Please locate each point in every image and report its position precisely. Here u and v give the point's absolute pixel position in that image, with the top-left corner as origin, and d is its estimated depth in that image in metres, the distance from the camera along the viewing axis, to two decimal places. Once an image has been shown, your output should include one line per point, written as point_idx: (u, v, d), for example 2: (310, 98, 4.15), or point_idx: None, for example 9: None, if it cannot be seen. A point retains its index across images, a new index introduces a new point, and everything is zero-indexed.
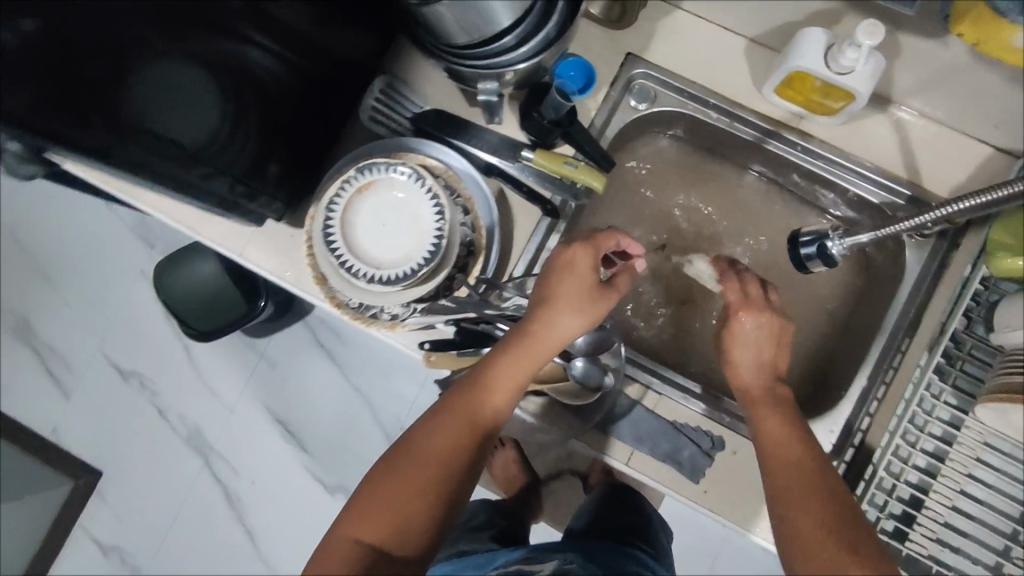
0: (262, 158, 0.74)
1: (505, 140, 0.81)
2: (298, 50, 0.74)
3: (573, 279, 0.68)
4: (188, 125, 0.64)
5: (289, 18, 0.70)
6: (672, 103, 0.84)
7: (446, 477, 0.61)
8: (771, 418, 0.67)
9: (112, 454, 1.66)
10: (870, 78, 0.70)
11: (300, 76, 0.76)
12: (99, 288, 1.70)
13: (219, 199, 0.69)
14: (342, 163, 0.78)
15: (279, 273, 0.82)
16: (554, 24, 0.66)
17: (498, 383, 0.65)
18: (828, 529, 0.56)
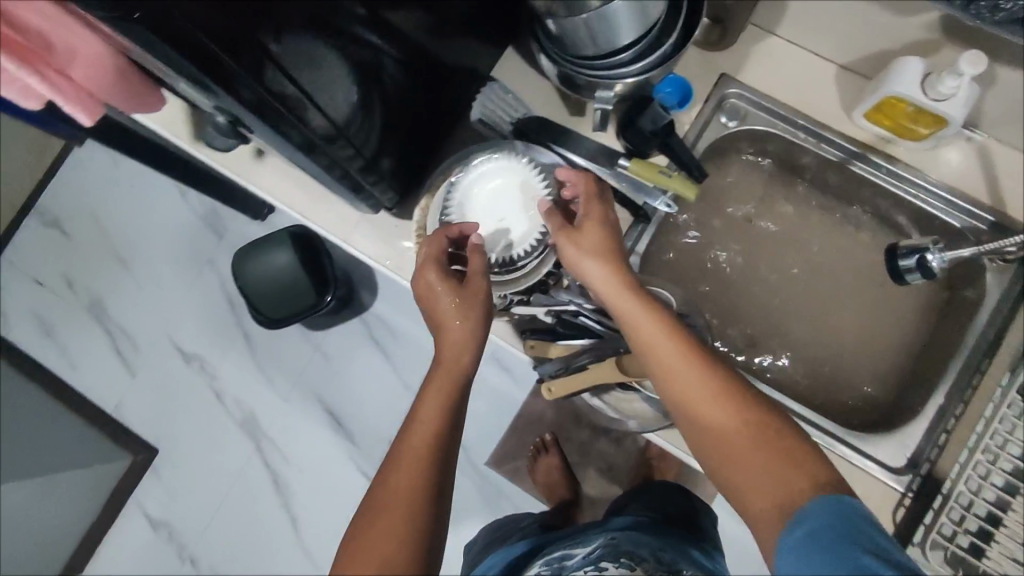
0: (379, 152, 0.79)
1: (603, 148, 0.86)
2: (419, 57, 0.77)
3: (442, 291, 0.70)
4: (336, 108, 0.69)
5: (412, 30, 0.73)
6: (761, 123, 0.88)
7: (406, 505, 0.58)
8: (629, 301, 0.66)
9: (168, 433, 1.73)
10: (966, 105, 0.73)
11: (420, 82, 0.80)
12: (169, 273, 1.78)
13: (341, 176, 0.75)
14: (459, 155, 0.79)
15: (381, 260, 0.87)
16: (671, 43, 0.72)
17: (427, 411, 0.64)
18: (742, 450, 0.59)
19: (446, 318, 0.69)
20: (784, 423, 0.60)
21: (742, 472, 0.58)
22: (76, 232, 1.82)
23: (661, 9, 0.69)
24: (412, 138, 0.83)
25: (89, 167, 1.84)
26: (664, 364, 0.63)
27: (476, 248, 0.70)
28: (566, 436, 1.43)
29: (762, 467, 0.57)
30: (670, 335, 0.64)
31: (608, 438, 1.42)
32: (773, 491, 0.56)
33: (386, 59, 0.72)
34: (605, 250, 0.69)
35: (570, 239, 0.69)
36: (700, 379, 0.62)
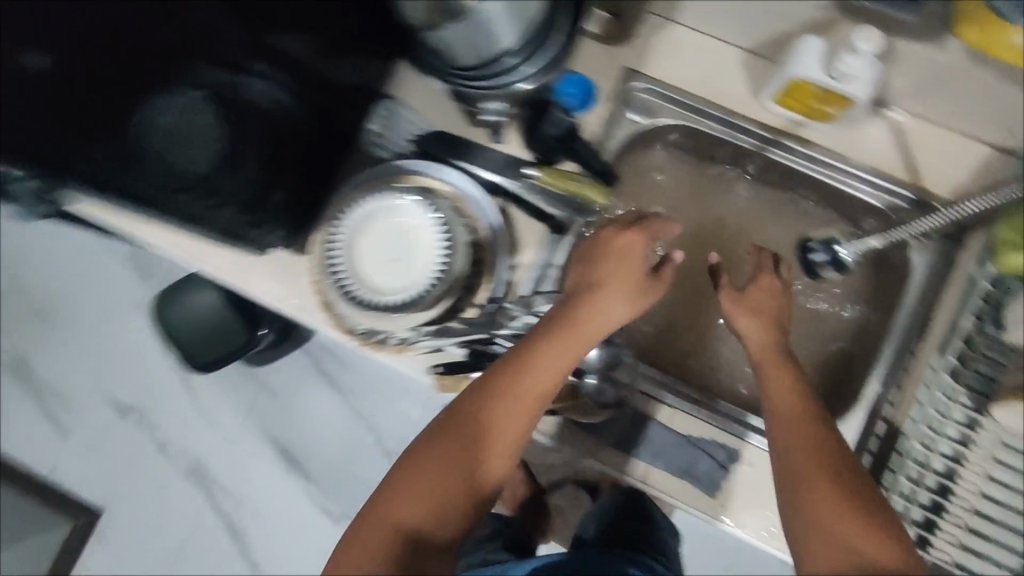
0: (268, 187, 0.74)
1: (509, 159, 0.81)
2: (310, 83, 0.74)
3: (620, 262, 0.68)
4: (184, 155, 0.76)
5: (294, 49, 0.73)
6: (671, 115, 0.84)
7: (434, 507, 0.57)
8: (783, 378, 0.66)
9: (110, 492, 1.63)
10: (869, 83, 0.70)
11: (314, 105, 0.75)
12: (95, 322, 1.67)
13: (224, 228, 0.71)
14: (354, 183, 0.78)
15: (281, 301, 0.81)
16: (557, 43, 0.68)
17: (505, 415, 0.61)
18: (843, 521, 0.55)
19: (601, 306, 0.66)
20: (892, 513, 0.57)
21: (817, 542, 0.56)
22: None
23: (541, 6, 0.65)
24: (308, 169, 0.77)
25: None
26: (787, 411, 0.64)
27: (667, 265, 0.68)
28: None
29: (867, 544, 0.54)
30: (797, 392, 0.65)
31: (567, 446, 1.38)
32: (848, 563, 0.54)
33: (252, 81, 0.75)
34: (766, 312, 0.73)
35: (754, 288, 0.75)
36: (827, 442, 0.60)
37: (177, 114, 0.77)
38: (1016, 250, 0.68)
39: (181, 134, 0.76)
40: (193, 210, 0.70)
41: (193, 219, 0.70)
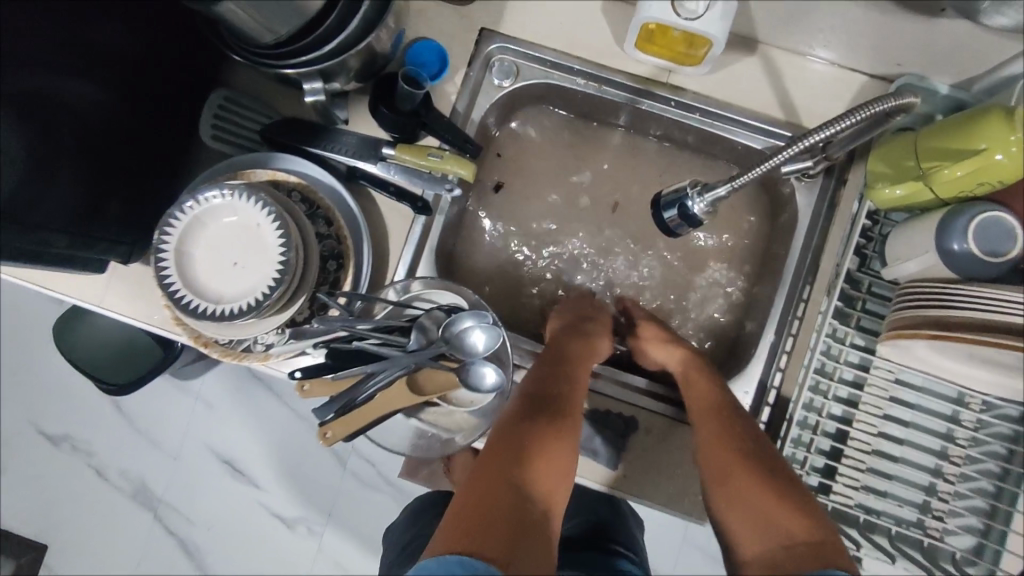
0: (101, 197, 0.68)
1: (363, 141, 0.74)
2: (123, 75, 0.68)
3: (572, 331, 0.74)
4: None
5: (107, 42, 0.66)
6: (537, 76, 0.79)
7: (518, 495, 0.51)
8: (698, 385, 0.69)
9: (56, 525, 1.58)
10: (722, 21, 0.66)
11: (127, 104, 0.69)
12: (16, 353, 1.61)
13: (62, 258, 0.66)
14: (208, 176, 0.72)
15: (142, 318, 0.76)
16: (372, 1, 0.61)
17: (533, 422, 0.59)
18: (758, 501, 0.54)
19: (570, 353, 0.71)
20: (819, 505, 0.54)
21: (742, 525, 0.54)
22: None
23: None
24: (142, 170, 0.73)
25: None
26: (704, 420, 0.65)
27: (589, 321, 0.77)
28: None
29: (777, 523, 0.52)
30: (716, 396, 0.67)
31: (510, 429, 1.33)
32: (776, 542, 0.51)
33: (55, 85, 0.61)
34: (668, 336, 0.75)
35: (647, 329, 0.76)
36: (742, 442, 0.60)
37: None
38: (886, 182, 0.66)
39: None
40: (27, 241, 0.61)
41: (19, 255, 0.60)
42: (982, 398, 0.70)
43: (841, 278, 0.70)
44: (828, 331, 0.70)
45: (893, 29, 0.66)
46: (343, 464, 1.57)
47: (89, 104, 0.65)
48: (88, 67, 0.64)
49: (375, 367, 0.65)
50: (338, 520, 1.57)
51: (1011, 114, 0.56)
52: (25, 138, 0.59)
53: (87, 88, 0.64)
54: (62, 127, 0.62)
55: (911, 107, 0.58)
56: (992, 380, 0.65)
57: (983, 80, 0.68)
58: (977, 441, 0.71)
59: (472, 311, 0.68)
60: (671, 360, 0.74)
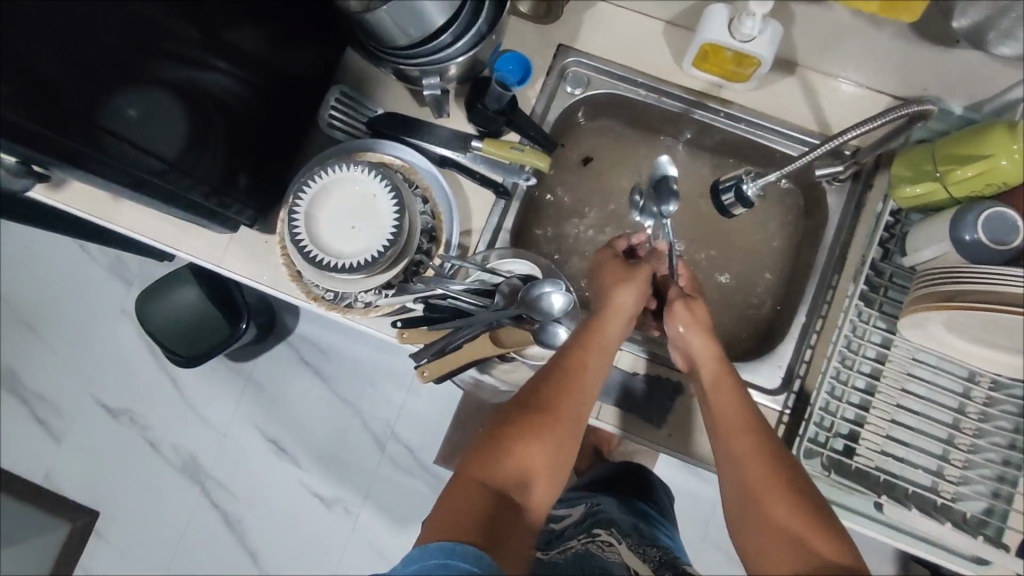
0: (233, 170, 0.81)
1: (456, 133, 0.87)
2: (258, 71, 0.81)
3: (613, 320, 0.77)
4: (148, 139, 0.69)
5: (245, 45, 0.78)
6: (605, 86, 0.91)
7: (498, 497, 0.60)
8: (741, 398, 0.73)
9: (108, 494, 1.67)
10: (770, 44, 0.78)
11: (259, 95, 0.82)
12: (84, 329, 1.73)
13: (207, 211, 0.79)
14: (326, 155, 0.85)
15: (255, 277, 0.88)
16: (484, 21, 0.74)
17: (542, 429, 0.66)
18: (793, 519, 0.62)
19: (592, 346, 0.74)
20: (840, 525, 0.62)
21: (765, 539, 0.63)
22: None
23: None
24: (267, 150, 0.85)
25: None
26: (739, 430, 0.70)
27: (623, 293, 0.78)
28: None
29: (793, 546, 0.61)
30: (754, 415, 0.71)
31: None
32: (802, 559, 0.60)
33: (209, 75, 0.74)
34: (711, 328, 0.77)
35: (683, 312, 0.78)
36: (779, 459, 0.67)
37: (135, 103, 0.67)
38: (908, 182, 0.77)
39: (147, 114, 0.68)
40: (170, 191, 0.73)
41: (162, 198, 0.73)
42: (991, 376, 0.80)
43: (866, 265, 0.81)
44: (855, 312, 0.80)
45: (915, 56, 0.78)
46: (382, 448, 1.67)
47: (230, 93, 0.78)
48: (232, 60, 0.77)
49: (463, 322, 0.76)
50: (373, 502, 1.65)
51: (1014, 128, 0.68)
52: (180, 114, 0.72)
53: (230, 79, 0.77)
54: (208, 108, 0.75)
55: (931, 112, 0.72)
56: (1000, 357, 0.75)
57: (991, 103, 0.80)
58: (987, 416, 0.80)
59: (551, 279, 0.78)
60: (695, 349, 0.77)
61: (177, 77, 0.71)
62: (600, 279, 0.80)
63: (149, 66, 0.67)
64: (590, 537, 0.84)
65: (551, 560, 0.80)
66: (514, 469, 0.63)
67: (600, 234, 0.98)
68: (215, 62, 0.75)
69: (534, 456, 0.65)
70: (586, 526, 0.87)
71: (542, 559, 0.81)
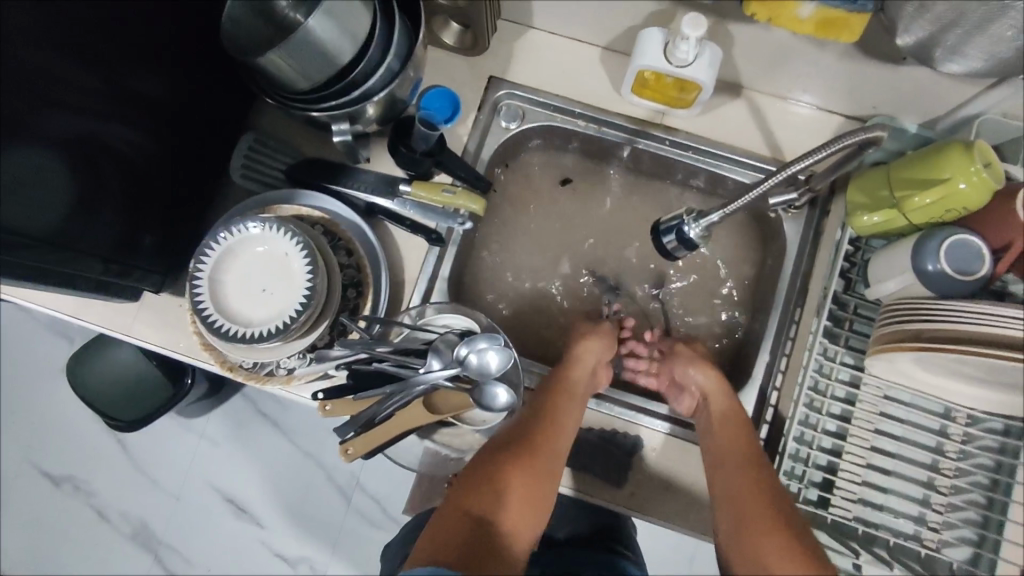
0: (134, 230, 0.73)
1: (381, 178, 0.80)
2: (156, 116, 0.73)
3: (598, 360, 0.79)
4: (28, 213, 0.61)
5: (145, 89, 0.71)
6: (542, 119, 0.86)
7: (480, 531, 0.58)
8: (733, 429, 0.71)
9: (51, 569, 1.55)
10: (709, 67, 0.73)
11: (162, 146, 0.75)
12: (22, 393, 1.62)
13: (96, 284, 0.72)
14: (245, 207, 0.77)
15: (168, 345, 0.79)
16: (394, 55, 0.67)
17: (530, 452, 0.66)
18: (775, 553, 0.57)
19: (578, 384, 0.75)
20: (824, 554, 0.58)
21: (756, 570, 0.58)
22: None
23: (370, 17, 0.65)
24: (176, 206, 0.78)
25: None
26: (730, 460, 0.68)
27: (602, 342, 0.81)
28: None
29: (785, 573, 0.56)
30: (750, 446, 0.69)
31: None
32: None
33: (111, 131, 0.68)
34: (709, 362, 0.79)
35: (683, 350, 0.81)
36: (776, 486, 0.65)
37: (16, 168, 0.58)
38: (864, 211, 0.71)
39: (25, 184, 0.60)
40: (47, 264, 0.64)
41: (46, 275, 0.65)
42: (967, 413, 0.74)
43: (829, 299, 0.74)
44: (820, 351, 0.74)
45: (863, 75, 0.73)
46: (347, 501, 1.57)
47: (126, 147, 0.70)
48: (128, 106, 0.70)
49: (391, 389, 0.68)
50: (341, 559, 1.56)
51: (968, 147, 0.63)
52: (68, 177, 0.64)
53: (127, 131, 0.70)
54: (102, 164, 0.68)
55: (881, 139, 0.65)
56: (976, 393, 0.69)
57: (946, 120, 0.75)
58: (966, 455, 0.74)
59: (487, 333, 0.71)
60: (707, 385, 0.77)
61: (66, 133, 0.63)
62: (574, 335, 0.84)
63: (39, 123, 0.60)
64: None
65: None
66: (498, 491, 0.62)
67: (549, 274, 0.92)
68: (108, 110, 0.67)
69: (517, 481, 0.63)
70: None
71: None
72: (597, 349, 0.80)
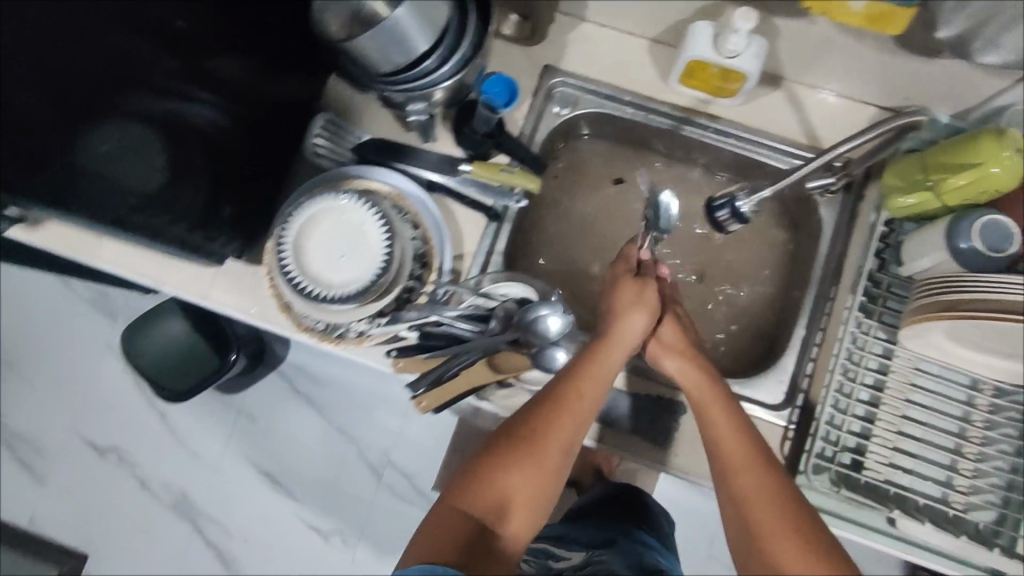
0: (218, 201, 0.79)
1: (443, 158, 0.86)
2: (237, 94, 0.79)
3: (621, 334, 0.72)
4: (126, 176, 0.70)
5: (224, 72, 0.77)
6: (592, 106, 0.91)
7: (480, 535, 0.59)
8: (739, 425, 0.67)
9: (95, 535, 1.62)
10: (756, 59, 0.78)
11: (244, 125, 0.80)
12: (68, 366, 1.69)
13: (188, 246, 0.75)
14: (319, 182, 0.83)
15: (243, 309, 0.86)
16: (468, 43, 0.73)
17: (543, 450, 0.64)
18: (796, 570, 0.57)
19: (593, 364, 0.69)
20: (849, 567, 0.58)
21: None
22: None
23: (450, 10, 0.71)
24: (253, 181, 0.84)
25: None
26: (737, 466, 0.64)
27: (638, 301, 0.74)
28: None
29: None
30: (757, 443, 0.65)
31: None
32: None
33: (194, 107, 0.75)
34: (688, 351, 0.75)
35: (665, 339, 0.76)
36: (790, 491, 0.62)
37: (108, 137, 0.68)
38: (901, 193, 0.76)
39: (122, 151, 0.70)
40: (153, 225, 0.70)
41: (151, 233, 0.70)
42: (994, 384, 0.79)
43: (861, 276, 0.81)
44: (853, 324, 0.80)
45: (900, 68, 0.78)
46: (379, 477, 1.63)
47: (208, 123, 0.77)
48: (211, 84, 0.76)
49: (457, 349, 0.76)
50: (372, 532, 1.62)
51: (1000, 134, 0.68)
52: (162, 148, 0.72)
53: (209, 108, 0.76)
54: (189, 138, 0.75)
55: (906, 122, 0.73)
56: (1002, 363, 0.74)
57: (979, 110, 0.80)
58: (992, 424, 0.79)
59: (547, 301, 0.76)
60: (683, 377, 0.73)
61: (155, 109, 0.71)
62: (612, 297, 0.76)
63: (120, 99, 0.68)
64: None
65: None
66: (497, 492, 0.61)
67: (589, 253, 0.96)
68: (190, 89, 0.74)
69: (516, 480, 0.62)
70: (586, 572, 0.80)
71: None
72: (630, 311, 0.73)
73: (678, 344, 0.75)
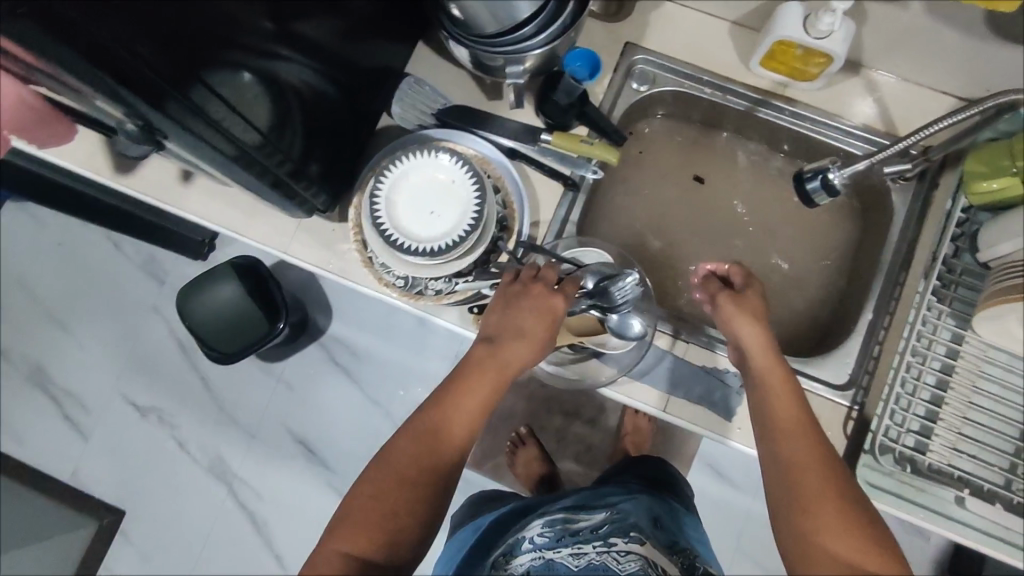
0: (306, 156, 0.80)
1: (523, 127, 0.87)
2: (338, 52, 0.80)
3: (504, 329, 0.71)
4: (238, 119, 0.68)
5: (318, 35, 0.76)
6: (670, 84, 0.93)
7: (392, 534, 0.60)
8: (783, 397, 0.69)
9: (132, 493, 1.65)
10: (845, 41, 0.79)
11: (338, 87, 0.82)
12: (115, 326, 1.72)
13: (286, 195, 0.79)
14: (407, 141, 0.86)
15: (322, 264, 0.88)
16: (569, 13, 0.75)
17: (380, 466, 0.63)
18: (830, 536, 0.60)
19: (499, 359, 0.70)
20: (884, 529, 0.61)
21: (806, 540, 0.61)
22: (8, 304, 1.74)
23: None
24: (337, 141, 0.85)
25: (13, 233, 1.77)
26: (790, 432, 0.66)
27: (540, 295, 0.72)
28: (542, 425, 1.42)
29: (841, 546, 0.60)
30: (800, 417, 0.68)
31: (582, 420, 1.42)
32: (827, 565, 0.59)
33: (289, 68, 0.74)
34: (760, 315, 0.74)
35: (735, 301, 0.75)
36: (831, 459, 0.65)
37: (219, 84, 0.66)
38: (983, 178, 0.78)
39: (234, 97, 0.68)
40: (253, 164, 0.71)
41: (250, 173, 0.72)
42: None
43: (937, 261, 0.82)
44: (926, 308, 0.81)
45: (988, 57, 0.79)
46: None
47: (304, 84, 0.77)
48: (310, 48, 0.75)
49: None
50: None
51: None
52: (265, 103, 0.72)
53: (302, 68, 0.75)
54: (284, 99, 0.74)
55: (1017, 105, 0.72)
56: None
57: None
58: None
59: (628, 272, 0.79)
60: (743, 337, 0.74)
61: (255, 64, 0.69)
62: (507, 293, 0.73)
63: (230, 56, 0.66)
64: (605, 546, 0.79)
65: (560, 564, 0.78)
66: (411, 492, 0.62)
67: (660, 229, 0.98)
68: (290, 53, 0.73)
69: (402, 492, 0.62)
70: (605, 532, 0.81)
71: (553, 559, 0.78)
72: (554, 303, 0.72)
73: (751, 306, 0.75)
